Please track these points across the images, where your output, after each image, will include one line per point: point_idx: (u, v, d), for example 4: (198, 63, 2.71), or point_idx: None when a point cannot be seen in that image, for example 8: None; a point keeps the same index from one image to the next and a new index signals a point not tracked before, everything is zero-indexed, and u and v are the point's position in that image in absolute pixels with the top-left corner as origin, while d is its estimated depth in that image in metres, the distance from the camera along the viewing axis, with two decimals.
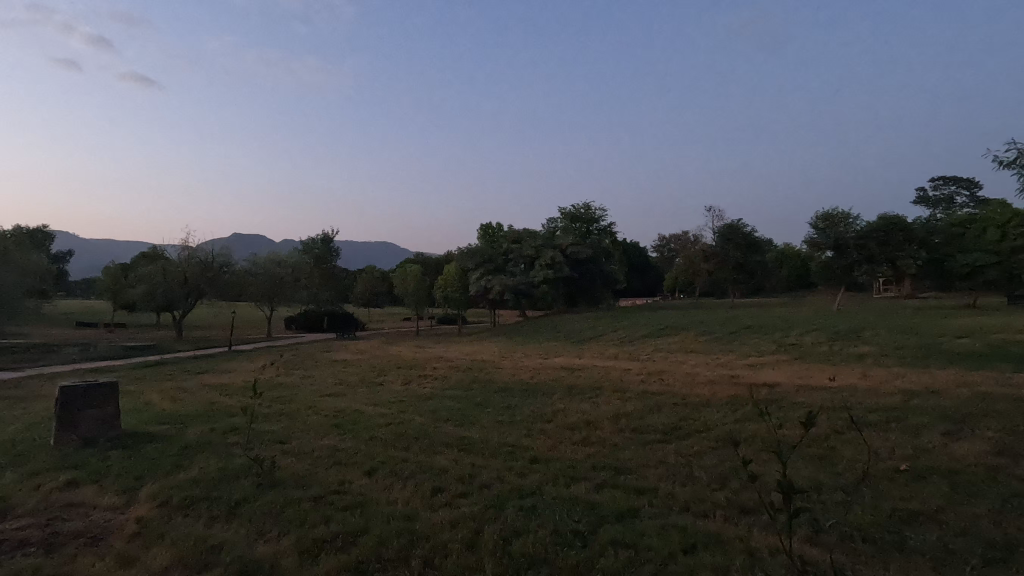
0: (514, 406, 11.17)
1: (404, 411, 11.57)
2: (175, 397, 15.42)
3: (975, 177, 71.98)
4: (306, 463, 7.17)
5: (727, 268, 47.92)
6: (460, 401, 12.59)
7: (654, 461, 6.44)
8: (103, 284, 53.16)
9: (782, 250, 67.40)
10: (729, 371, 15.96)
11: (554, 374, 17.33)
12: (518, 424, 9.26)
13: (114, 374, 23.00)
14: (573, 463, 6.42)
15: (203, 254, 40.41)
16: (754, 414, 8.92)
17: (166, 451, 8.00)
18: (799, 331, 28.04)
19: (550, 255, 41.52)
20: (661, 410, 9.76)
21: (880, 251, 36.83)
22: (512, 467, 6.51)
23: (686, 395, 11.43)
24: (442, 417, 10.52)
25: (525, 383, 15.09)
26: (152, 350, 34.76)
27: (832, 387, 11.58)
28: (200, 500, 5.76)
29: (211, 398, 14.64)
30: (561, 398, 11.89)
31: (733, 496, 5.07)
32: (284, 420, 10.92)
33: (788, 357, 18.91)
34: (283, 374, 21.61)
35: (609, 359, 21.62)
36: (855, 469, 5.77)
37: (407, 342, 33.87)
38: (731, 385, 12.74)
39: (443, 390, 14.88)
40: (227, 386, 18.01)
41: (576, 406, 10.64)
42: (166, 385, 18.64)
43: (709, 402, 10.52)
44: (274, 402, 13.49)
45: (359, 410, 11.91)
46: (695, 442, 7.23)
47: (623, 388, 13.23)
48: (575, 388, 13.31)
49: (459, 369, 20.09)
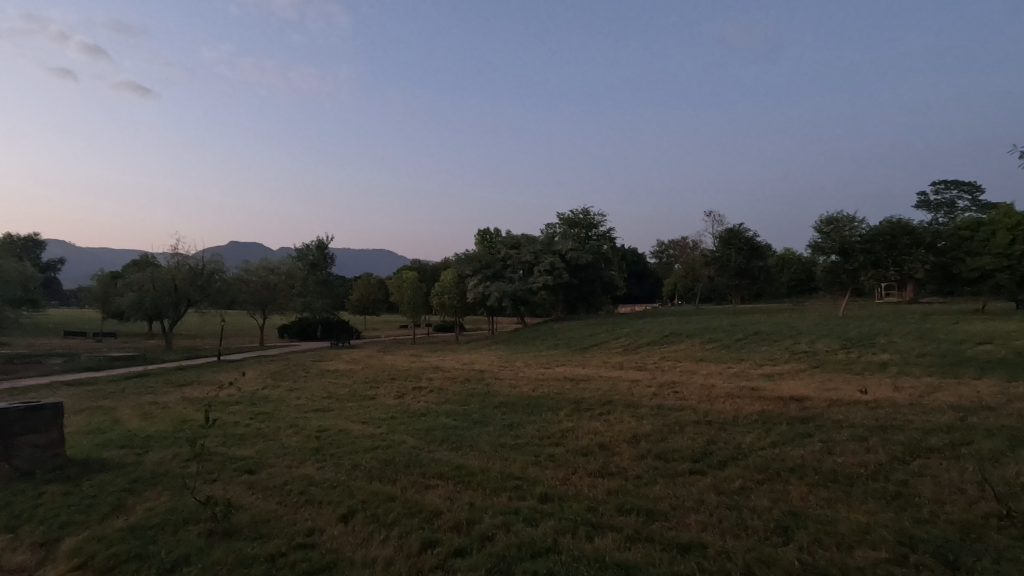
0: (517, 425, 10.05)
1: (395, 431, 10.38)
2: (149, 414, 14.26)
3: (977, 180, 71.11)
4: (274, 504, 6.02)
5: (729, 273, 46.90)
6: (456, 419, 11.47)
7: (693, 502, 5.30)
8: (93, 292, 51.85)
9: (784, 254, 66.44)
10: (747, 382, 14.79)
11: (557, 385, 16.21)
12: (522, 449, 8.12)
13: (91, 387, 21.74)
14: (592, 505, 5.32)
15: (194, 261, 39.08)
16: (794, 437, 7.80)
17: (112, 484, 6.88)
18: (810, 338, 26.91)
19: (549, 260, 40.45)
20: (685, 432, 8.59)
21: (886, 255, 35.88)
22: (520, 509, 5.39)
23: (709, 411, 10.32)
24: (436, 439, 9.38)
25: (527, 397, 13.97)
26: (137, 361, 33.50)
27: (869, 402, 10.47)
28: (130, 559, 4.63)
29: (185, 415, 13.45)
30: (569, 416, 10.74)
31: (807, 559, 3.96)
32: (261, 442, 9.76)
33: (805, 367, 17.80)
34: (269, 387, 20.42)
35: (614, 368, 20.39)
36: (948, 517, 4.65)
37: (403, 351, 32.65)
38: (755, 399, 11.61)
39: (439, 405, 13.70)
40: (206, 401, 16.80)
41: (587, 426, 9.51)
42: (141, 400, 17.39)
43: (736, 420, 9.38)
44: (252, 420, 12.33)
45: (345, 429, 10.75)
46: (736, 473, 6.14)
47: (636, 402, 12.09)
48: (583, 403, 12.17)
49: (456, 380, 18.89)
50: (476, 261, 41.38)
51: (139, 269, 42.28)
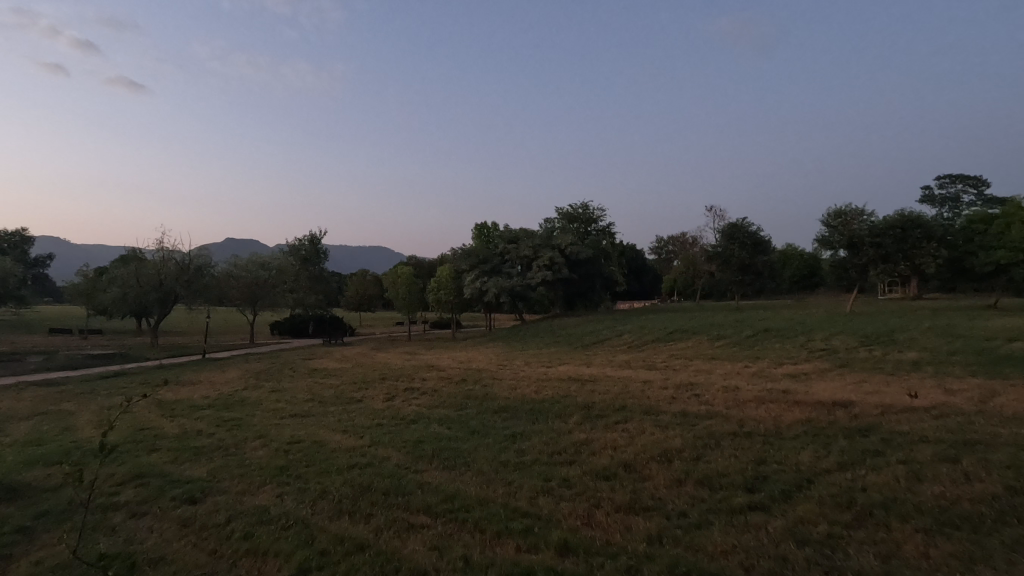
0: (521, 438, 8.58)
1: (379, 443, 8.90)
2: (107, 420, 12.70)
3: (983, 175, 69.86)
4: (205, 554, 4.55)
5: (732, 269, 45.42)
6: (450, 428, 9.98)
7: (772, 562, 3.85)
8: (78, 287, 50.08)
9: (786, 250, 65.10)
10: (773, 384, 13.30)
11: (562, 387, 14.77)
12: (530, 470, 6.69)
13: (58, 388, 20.19)
14: (632, 564, 3.90)
15: (180, 255, 37.34)
16: (860, 456, 6.40)
17: (11, 522, 5.40)
18: (825, 334, 25.51)
19: (548, 255, 39.00)
20: (724, 447, 7.16)
21: (897, 250, 34.38)
22: (534, 565, 3.97)
23: (745, 420, 8.89)
24: (426, 455, 7.92)
25: (530, 400, 12.52)
26: (117, 359, 31.87)
27: (928, 409, 9.03)
28: None
29: (145, 422, 11.91)
30: (581, 426, 9.28)
31: None
32: (222, 457, 8.30)
33: (830, 366, 16.36)
34: (250, 388, 18.91)
35: (622, 368, 18.92)
36: None
37: (397, 348, 31.14)
38: (790, 404, 10.18)
39: (432, 410, 12.21)
40: (176, 404, 15.25)
41: (606, 439, 8.04)
42: (106, 404, 15.86)
43: (781, 431, 7.93)
44: (218, 428, 10.82)
45: (321, 440, 9.28)
46: (814, 511, 4.69)
47: (654, 408, 10.62)
48: (595, 409, 10.73)
49: (451, 381, 17.39)
50: (473, 256, 39.82)
51: (124, 265, 40.81)
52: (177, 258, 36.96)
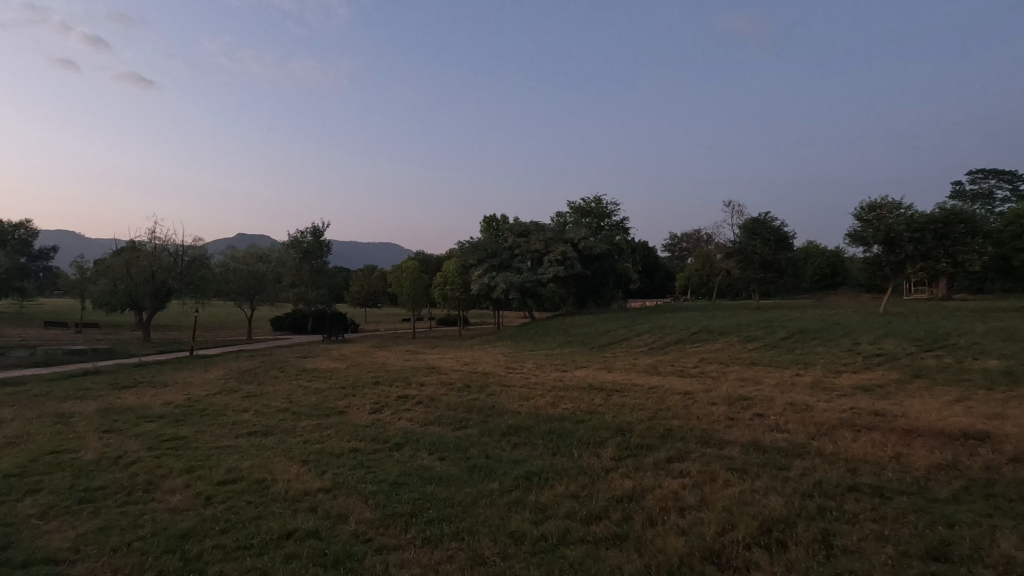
0: (541, 484, 6.09)
1: (341, 486, 6.42)
2: (24, 436, 10.26)
3: (1018, 170, 66.23)
4: None
5: (754, 266, 42.18)
6: (446, 461, 7.40)
7: None
8: (74, 279, 48.07)
9: (808, 247, 61.85)
10: (850, 400, 10.67)
11: (585, 398, 12.26)
12: (561, 558, 4.21)
13: (14, 389, 17.91)
14: None
15: (176, 248, 35.31)
16: None
17: None
18: (872, 337, 22.77)
19: (561, 249, 36.16)
20: (859, 521, 4.61)
21: (939, 246, 30.82)
22: None
23: (854, 461, 6.34)
24: (397, 516, 5.35)
25: (546, 417, 9.97)
26: (100, 355, 29.57)
27: None
28: None
29: (62, 442, 9.43)
30: (621, 464, 6.75)
31: None
32: (114, 508, 5.83)
33: (903, 377, 13.65)
34: (224, 393, 16.51)
35: (650, 374, 16.38)
36: None
37: (399, 346, 28.75)
38: (901, 434, 7.55)
39: (423, 429, 9.70)
40: (125, 414, 12.89)
41: (667, 495, 5.48)
42: (50, 410, 13.55)
43: (926, 487, 5.37)
44: (145, 453, 8.36)
45: (265, 479, 6.77)
46: None
47: (713, 435, 8.02)
48: (636, 435, 8.11)
49: (450, 386, 14.99)
50: (479, 250, 37.23)
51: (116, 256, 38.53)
52: (172, 250, 34.96)
